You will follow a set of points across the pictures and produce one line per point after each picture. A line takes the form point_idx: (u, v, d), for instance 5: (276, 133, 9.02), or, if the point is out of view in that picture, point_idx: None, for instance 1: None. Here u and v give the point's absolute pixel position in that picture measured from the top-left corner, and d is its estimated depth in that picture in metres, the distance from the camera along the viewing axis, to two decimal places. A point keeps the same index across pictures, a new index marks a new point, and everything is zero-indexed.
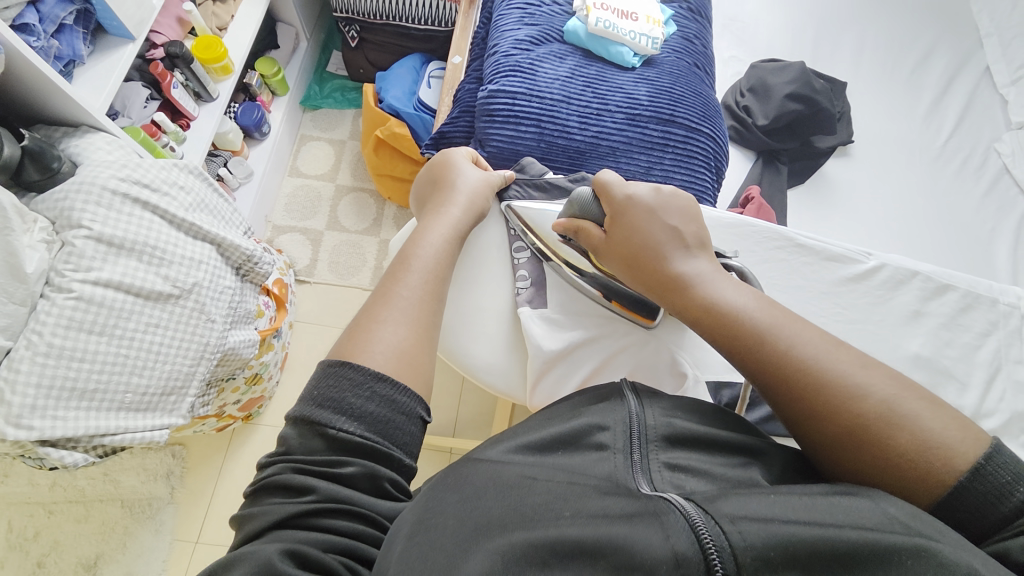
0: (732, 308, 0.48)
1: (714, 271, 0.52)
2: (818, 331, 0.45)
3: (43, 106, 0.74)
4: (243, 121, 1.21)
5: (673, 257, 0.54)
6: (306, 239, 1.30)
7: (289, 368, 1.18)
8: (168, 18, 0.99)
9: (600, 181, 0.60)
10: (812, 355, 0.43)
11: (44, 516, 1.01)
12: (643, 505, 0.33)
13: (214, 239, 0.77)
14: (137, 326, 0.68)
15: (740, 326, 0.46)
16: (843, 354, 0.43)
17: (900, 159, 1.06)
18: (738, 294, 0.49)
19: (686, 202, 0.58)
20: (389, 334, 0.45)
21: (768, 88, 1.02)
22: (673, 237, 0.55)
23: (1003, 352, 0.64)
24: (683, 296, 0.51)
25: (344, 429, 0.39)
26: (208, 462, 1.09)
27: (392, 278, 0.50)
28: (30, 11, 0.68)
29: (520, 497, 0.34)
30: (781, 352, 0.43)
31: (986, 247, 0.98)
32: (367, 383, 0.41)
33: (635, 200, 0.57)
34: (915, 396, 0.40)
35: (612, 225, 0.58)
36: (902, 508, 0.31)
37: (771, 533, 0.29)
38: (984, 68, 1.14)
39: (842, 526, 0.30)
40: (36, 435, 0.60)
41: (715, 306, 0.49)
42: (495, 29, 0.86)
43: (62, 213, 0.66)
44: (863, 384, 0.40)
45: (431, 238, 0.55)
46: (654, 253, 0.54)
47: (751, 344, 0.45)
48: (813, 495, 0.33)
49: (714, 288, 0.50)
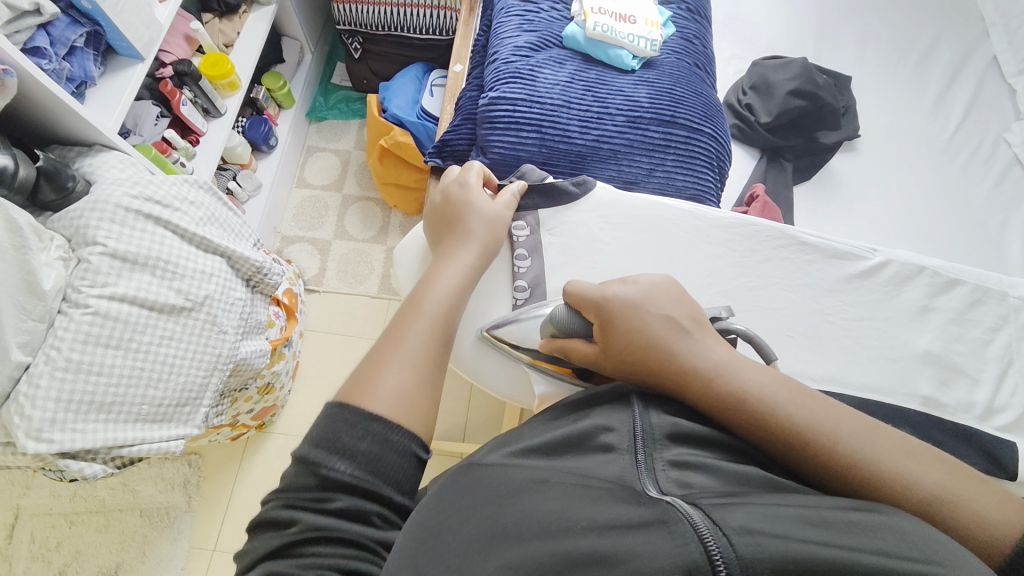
0: (768, 403, 0.41)
1: (732, 355, 0.46)
2: (851, 414, 0.41)
3: (57, 127, 0.76)
4: (253, 134, 1.24)
5: (683, 349, 0.46)
6: (314, 249, 1.32)
7: (301, 376, 1.20)
8: (176, 36, 1.01)
9: (573, 293, 0.55)
10: (860, 449, 0.39)
11: (65, 527, 1.03)
12: (653, 512, 0.31)
13: (224, 252, 0.79)
14: (152, 338, 0.69)
15: (783, 427, 0.40)
16: (885, 440, 0.40)
17: (906, 152, 1.04)
18: (766, 379, 0.43)
19: (665, 282, 0.53)
20: (394, 379, 0.45)
21: (771, 85, 1.01)
22: (672, 325, 0.48)
23: (1015, 346, 0.64)
24: (708, 392, 0.43)
25: (333, 469, 0.39)
26: (223, 471, 1.10)
27: (401, 321, 0.50)
28: (41, 35, 0.70)
29: (526, 506, 0.33)
30: (832, 452, 0.39)
31: (998, 240, 0.96)
32: (361, 422, 0.41)
33: (618, 301, 0.51)
34: (955, 472, 0.39)
35: (604, 333, 0.51)
36: (915, 531, 0.30)
37: (784, 548, 0.27)
38: (991, 58, 1.13)
39: (855, 549, 0.28)
40: (55, 448, 0.62)
41: (752, 405, 0.42)
42: (495, 37, 0.87)
43: (78, 231, 0.68)
44: (913, 475, 0.38)
45: (443, 284, 0.54)
46: (665, 350, 0.46)
47: (799, 448, 0.40)
48: (826, 509, 0.31)
49: (741, 377, 0.43)
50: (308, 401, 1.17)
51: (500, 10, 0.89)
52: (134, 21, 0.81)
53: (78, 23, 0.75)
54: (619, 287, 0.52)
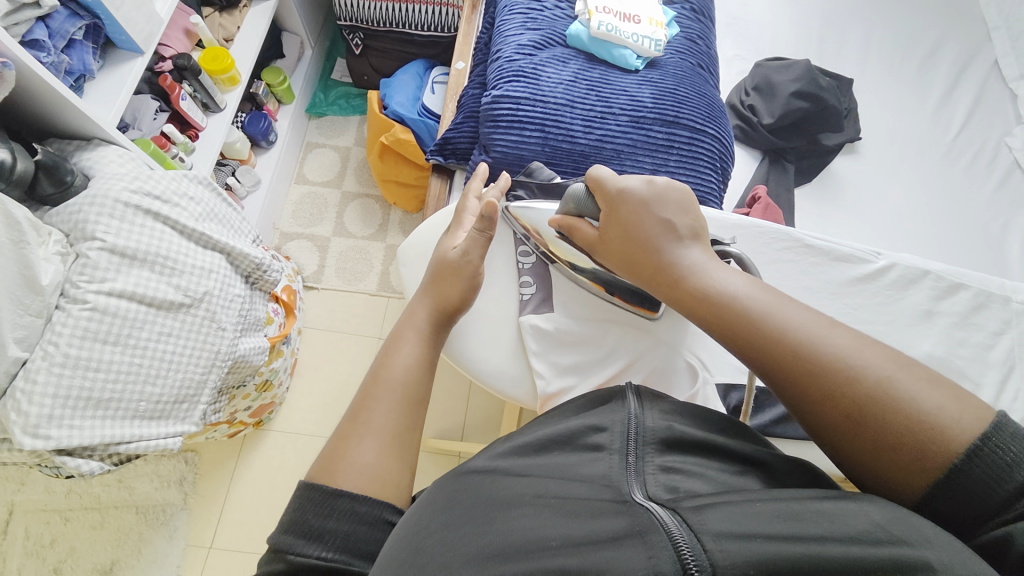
0: (726, 296, 0.45)
1: (711, 258, 0.49)
2: (817, 313, 0.42)
3: (55, 120, 0.76)
4: (251, 129, 1.23)
5: (668, 249, 0.51)
6: (314, 246, 1.31)
7: (300, 373, 1.19)
8: (176, 31, 1.00)
9: (591, 177, 0.57)
10: (806, 338, 0.40)
11: (60, 523, 1.03)
12: (629, 523, 0.30)
13: (224, 248, 0.78)
14: (150, 335, 0.69)
15: (734, 315, 0.44)
16: (840, 334, 0.40)
17: (908, 156, 1.05)
18: (736, 280, 0.46)
19: (681, 193, 0.54)
20: (362, 453, 0.43)
21: (773, 87, 1.01)
22: (668, 229, 0.52)
23: (1017, 350, 0.64)
24: (677, 286, 0.49)
25: (304, 552, 0.37)
26: (219, 469, 1.10)
27: (366, 393, 0.48)
28: (38, 27, 0.69)
29: (507, 522, 0.31)
30: (774, 338, 0.41)
31: (998, 244, 0.97)
32: (326, 501, 0.39)
33: (626, 194, 0.54)
34: (915, 375, 0.37)
35: (607, 221, 0.56)
36: (892, 514, 0.30)
37: (756, 551, 0.27)
38: (994, 61, 1.13)
39: (827, 542, 0.27)
40: (52, 444, 0.61)
41: (711, 296, 0.46)
42: (498, 34, 0.86)
43: (77, 225, 0.67)
44: (861, 363, 0.38)
45: (405, 347, 0.52)
46: (648, 246, 0.52)
47: (746, 334, 0.43)
48: (801, 500, 0.31)
49: (710, 276, 0.47)
50: (306, 399, 1.17)
51: (503, 8, 0.89)
52: (133, 14, 0.80)
53: (77, 16, 0.74)
54: (629, 185, 0.55)
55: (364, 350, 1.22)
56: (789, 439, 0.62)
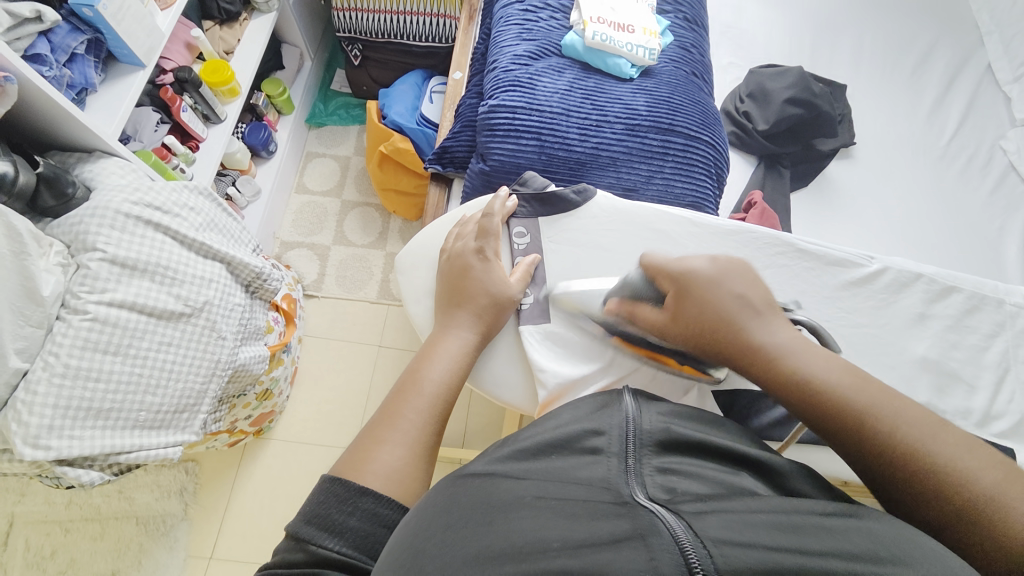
0: (827, 385, 0.42)
1: (800, 338, 0.46)
2: (921, 410, 0.40)
3: (57, 133, 0.77)
4: (251, 140, 1.24)
5: (752, 326, 0.48)
6: (313, 254, 1.32)
7: (300, 382, 1.19)
8: (177, 44, 1.01)
9: (649, 262, 0.56)
10: (916, 439, 0.39)
11: (60, 535, 1.02)
12: (630, 525, 0.30)
13: (224, 258, 0.79)
14: (150, 345, 0.69)
15: (838, 407, 0.41)
16: (947, 436, 0.39)
17: (903, 159, 1.06)
18: (832, 365, 0.43)
19: (742, 266, 0.53)
20: (389, 455, 0.44)
21: (768, 94, 1.02)
22: (744, 305, 0.49)
23: (1011, 352, 0.64)
24: (773, 368, 0.45)
25: (324, 545, 0.37)
26: (220, 478, 1.10)
27: (399, 396, 0.49)
28: (41, 41, 0.71)
29: (508, 524, 0.32)
30: (885, 438, 0.39)
31: (995, 247, 0.97)
32: (350, 498, 0.40)
33: (694, 272, 0.52)
34: (1022, 480, 0.37)
35: (676, 301, 0.52)
36: (889, 530, 0.30)
37: (758, 559, 0.27)
38: (986, 66, 1.15)
39: (828, 555, 0.28)
40: (53, 455, 0.61)
41: (810, 383, 0.43)
42: (494, 45, 0.87)
43: (78, 237, 0.68)
44: (972, 469, 0.37)
45: (443, 358, 0.53)
46: (731, 323, 0.48)
47: (851, 428, 0.40)
48: (802, 513, 0.31)
49: (805, 359, 0.44)
50: (306, 406, 1.17)
51: (499, 19, 0.90)
52: (136, 29, 0.81)
53: (79, 30, 0.76)
54: (695, 264, 0.53)
55: (364, 358, 1.23)
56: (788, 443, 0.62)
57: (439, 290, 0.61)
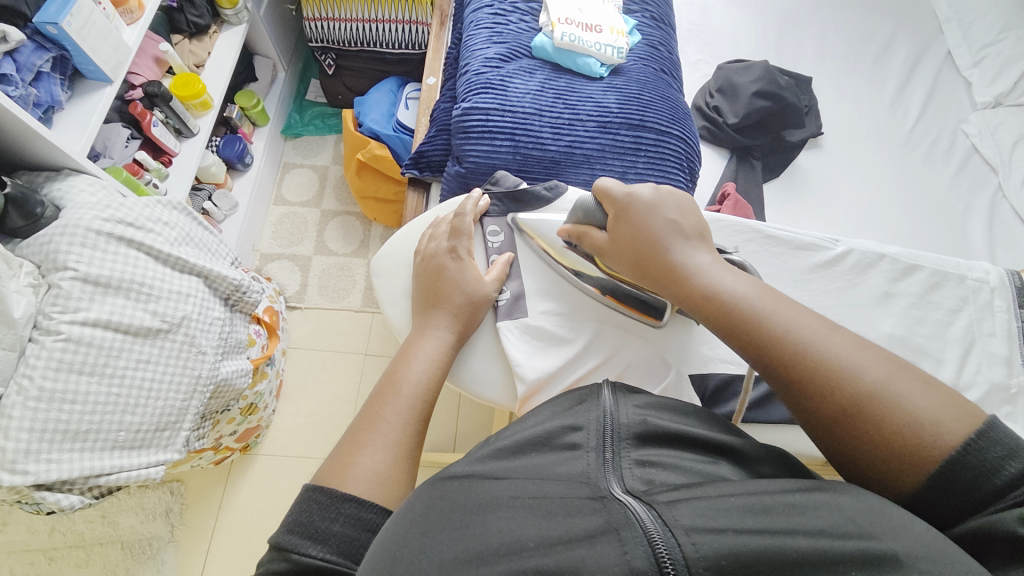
0: (731, 296, 0.47)
1: (717, 261, 0.51)
2: (817, 316, 0.44)
3: (24, 153, 0.75)
4: (226, 153, 1.23)
5: (676, 248, 0.53)
6: (295, 265, 1.31)
7: (286, 394, 1.18)
8: (145, 59, 1.01)
9: (599, 186, 0.59)
10: (805, 336, 0.42)
11: (44, 563, 0.99)
12: (603, 519, 0.30)
13: (201, 272, 0.78)
14: (127, 363, 0.68)
15: (736, 312, 0.46)
16: (839, 336, 0.42)
17: (870, 146, 1.09)
18: (742, 281, 0.48)
19: (681, 197, 0.57)
20: (372, 459, 0.44)
21: (735, 88, 1.04)
22: (675, 230, 0.54)
23: (976, 326, 0.66)
24: (687, 287, 0.50)
25: (307, 553, 0.37)
26: (208, 496, 1.08)
27: (380, 399, 0.49)
28: (6, 60, 0.70)
29: (485, 525, 0.32)
30: (777, 337, 0.43)
31: (961, 226, 1.01)
32: (334, 505, 0.40)
33: (636, 198, 0.56)
34: (909, 376, 0.39)
35: (615, 224, 0.57)
36: (859, 503, 0.31)
37: (727, 543, 0.28)
38: (946, 53, 1.19)
39: (796, 534, 0.29)
40: (31, 480, 0.60)
41: (716, 296, 0.48)
42: (465, 49, 0.88)
43: (48, 256, 0.66)
44: (857, 365, 0.40)
45: (422, 359, 0.53)
46: (658, 245, 0.53)
47: (749, 332, 0.45)
48: (772, 492, 0.32)
49: (716, 277, 0.49)
50: (294, 420, 1.16)
51: (469, 23, 0.91)
52: (102, 45, 0.80)
53: (44, 48, 0.75)
54: (638, 191, 0.57)
55: (351, 367, 1.22)
56: (768, 426, 0.62)
57: (415, 290, 0.62)
